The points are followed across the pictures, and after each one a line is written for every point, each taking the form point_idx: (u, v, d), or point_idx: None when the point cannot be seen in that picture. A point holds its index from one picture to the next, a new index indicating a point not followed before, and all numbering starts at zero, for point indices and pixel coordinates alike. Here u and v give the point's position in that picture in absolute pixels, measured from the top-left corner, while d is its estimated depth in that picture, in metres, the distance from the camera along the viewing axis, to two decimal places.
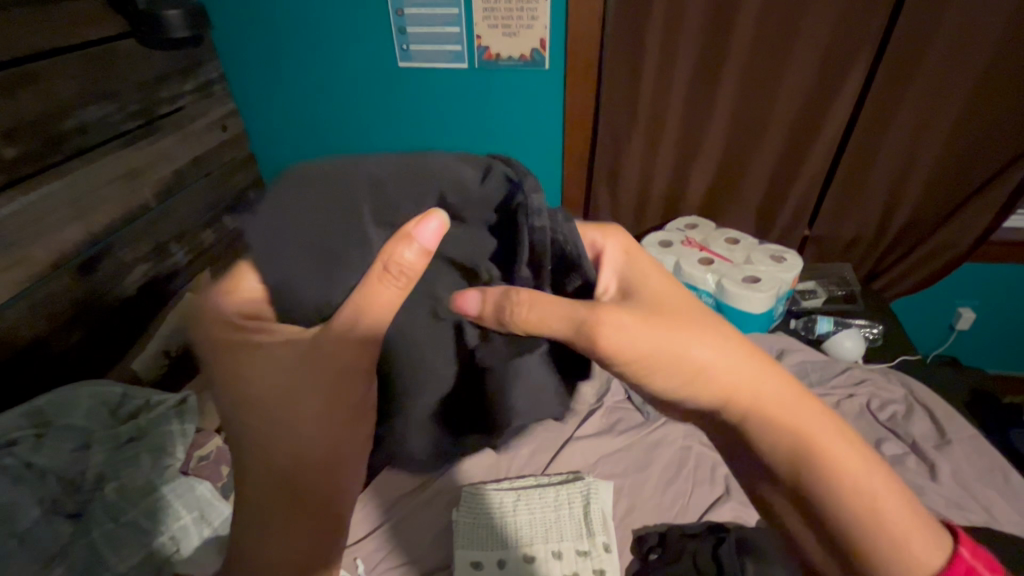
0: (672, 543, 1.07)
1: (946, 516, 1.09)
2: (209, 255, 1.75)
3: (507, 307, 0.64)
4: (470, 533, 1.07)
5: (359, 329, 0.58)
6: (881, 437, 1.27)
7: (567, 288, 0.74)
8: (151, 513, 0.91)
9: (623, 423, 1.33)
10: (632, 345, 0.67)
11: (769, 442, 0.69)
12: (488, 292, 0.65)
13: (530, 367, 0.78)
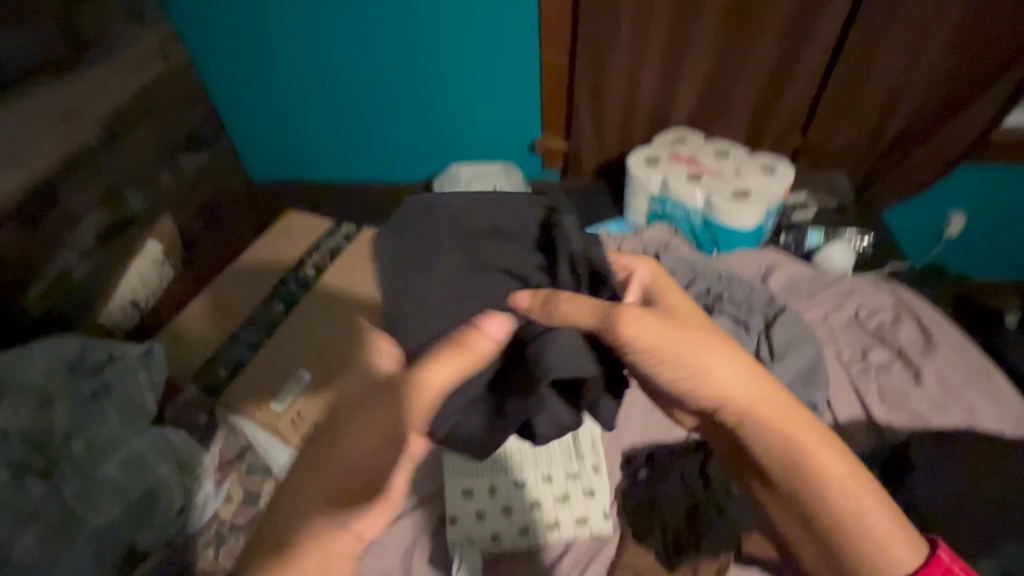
0: (661, 461, 1.08)
1: (927, 418, 1.11)
2: (172, 197, 1.62)
3: (549, 301, 0.69)
4: (459, 463, 1.05)
5: (440, 370, 0.65)
6: (868, 346, 1.27)
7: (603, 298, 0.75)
8: (123, 466, 0.87)
9: None
10: (643, 338, 0.67)
11: (760, 439, 0.69)
12: (535, 291, 0.73)
13: (566, 345, 0.67)
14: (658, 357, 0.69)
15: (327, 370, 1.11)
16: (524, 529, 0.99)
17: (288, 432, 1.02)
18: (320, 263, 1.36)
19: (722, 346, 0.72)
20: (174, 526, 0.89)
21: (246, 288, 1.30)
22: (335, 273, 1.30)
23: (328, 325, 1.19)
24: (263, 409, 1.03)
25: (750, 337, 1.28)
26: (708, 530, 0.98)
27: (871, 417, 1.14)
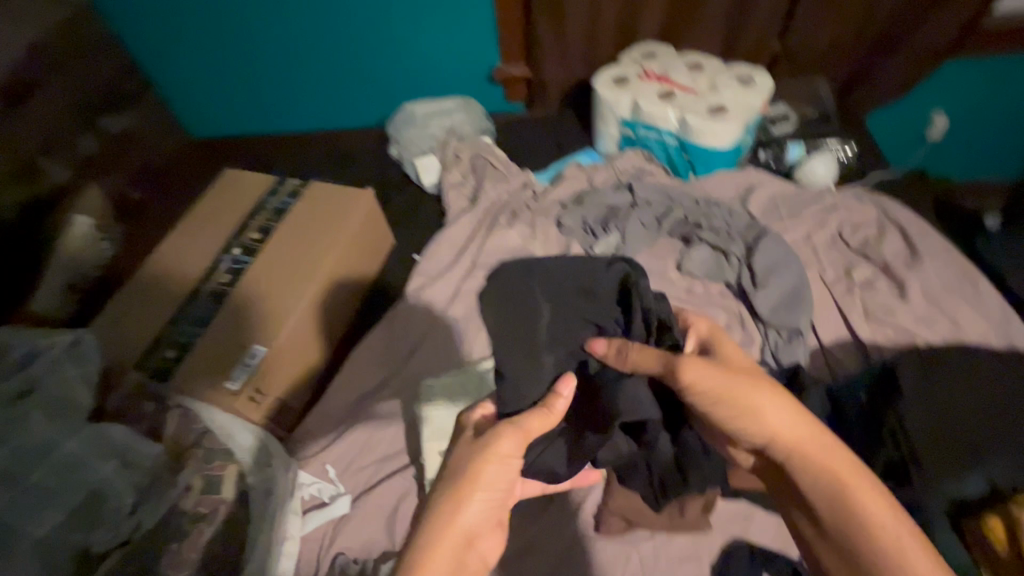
0: None
1: (912, 333, 1.07)
2: (100, 166, 1.46)
3: (623, 349, 0.78)
4: (435, 425, 1.02)
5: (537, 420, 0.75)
6: (852, 263, 1.22)
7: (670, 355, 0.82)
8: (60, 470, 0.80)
9: None
10: (707, 385, 0.69)
11: (803, 479, 0.65)
12: (610, 340, 0.81)
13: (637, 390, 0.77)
14: (715, 401, 0.69)
15: (282, 347, 1.07)
16: None
17: (245, 410, 1.00)
18: (268, 224, 1.24)
19: (774, 391, 0.69)
20: (126, 525, 0.83)
21: (188, 258, 1.19)
22: (284, 239, 1.21)
23: (280, 296, 1.13)
24: (217, 390, 0.99)
25: (731, 265, 1.23)
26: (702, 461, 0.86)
27: (856, 338, 1.10)
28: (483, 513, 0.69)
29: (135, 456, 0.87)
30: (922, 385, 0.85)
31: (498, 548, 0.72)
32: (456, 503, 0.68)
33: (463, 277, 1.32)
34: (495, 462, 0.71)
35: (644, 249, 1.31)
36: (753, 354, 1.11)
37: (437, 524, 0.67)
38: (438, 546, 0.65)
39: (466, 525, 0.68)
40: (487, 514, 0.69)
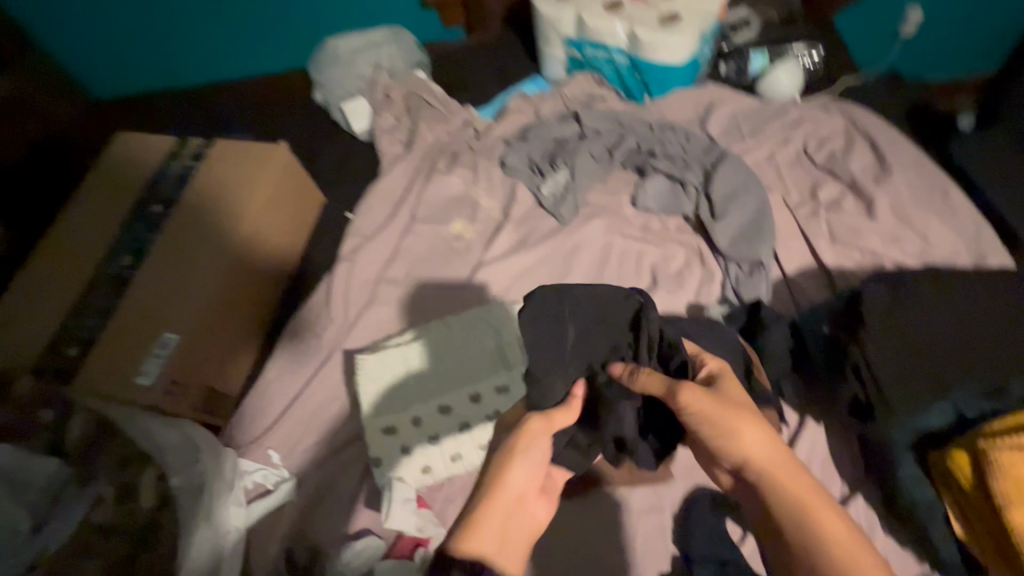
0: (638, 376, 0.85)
1: (879, 253, 1.00)
2: None
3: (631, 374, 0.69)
4: (377, 398, 0.95)
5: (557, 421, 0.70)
6: (819, 182, 1.12)
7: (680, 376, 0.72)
8: None
9: (535, 234, 1.17)
10: (695, 410, 0.63)
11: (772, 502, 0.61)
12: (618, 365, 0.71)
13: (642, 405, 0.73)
14: (699, 423, 0.63)
15: (198, 330, 0.97)
16: (457, 456, 0.91)
17: (169, 405, 0.91)
18: (168, 194, 1.09)
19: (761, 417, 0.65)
20: (29, 548, 0.79)
21: (80, 243, 1.05)
22: (187, 209, 1.07)
23: (189, 275, 1.01)
24: (129, 388, 0.89)
25: (688, 196, 1.13)
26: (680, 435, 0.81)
27: (821, 264, 1.02)
28: (525, 477, 0.66)
29: (27, 474, 0.82)
30: (888, 312, 0.78)
31: (548, 512, 0.70)
32: (502, 470, 0.66)
33: (402, 233, 1.20)
34: (522, 441, 0.67)
35: (595, 186, 1.20)
36: (714, 291, 1.04)
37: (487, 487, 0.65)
38: (492, 505, 0.64)
39: (514, 485, 0.65)
40: (526, 487, 0.66)
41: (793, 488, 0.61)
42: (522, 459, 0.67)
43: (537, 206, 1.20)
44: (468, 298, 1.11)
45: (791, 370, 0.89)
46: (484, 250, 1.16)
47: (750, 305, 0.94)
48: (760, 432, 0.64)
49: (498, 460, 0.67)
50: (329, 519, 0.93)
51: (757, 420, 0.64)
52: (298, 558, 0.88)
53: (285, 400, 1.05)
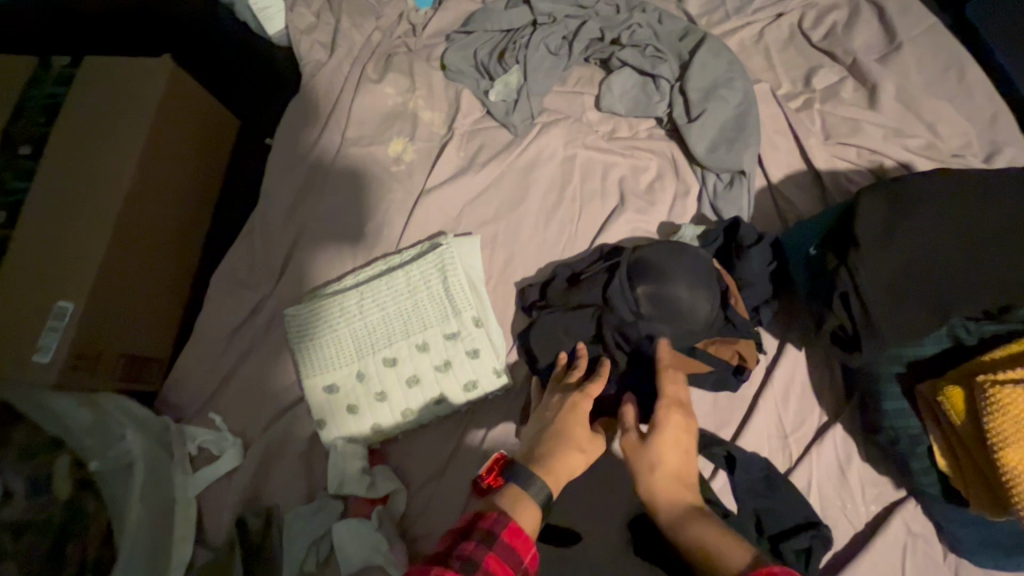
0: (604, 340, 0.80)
1: (880, 151, 0.86)
2: None
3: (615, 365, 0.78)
4: (317, 355, 0.85)
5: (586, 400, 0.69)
6: (815, 65, 0.94)
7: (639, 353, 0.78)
8: None
9: (486, 150, 1.01)
10: (628, 438, 0.64)
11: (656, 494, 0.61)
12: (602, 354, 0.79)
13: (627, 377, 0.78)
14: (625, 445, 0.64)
15: (97, 293, 0.83)
16: (409, 412, 0.82)
17: (77, 381, 0.81)
18: (37, 132, 0.91)
19: (679, 425, 0.63)
20: None
21: None
22: (64, 145, 0.89)
23: (78, 228, 0.85)
24: (28, 366, 0.78)
25: (660, 95, 0.95)
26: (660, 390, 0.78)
27: (812, 167, 0.89)
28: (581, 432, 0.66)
29: None
30: (891, 230, 0.66)
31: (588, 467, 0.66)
32: (565, 423, 0.66)
33: (331, 160, 1.03)
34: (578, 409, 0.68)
35: (553, 87, 1.01)
36: (689, 207, 0.91)
37: (554, 451, 0.63)
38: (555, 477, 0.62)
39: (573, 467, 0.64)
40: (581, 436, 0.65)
41: (669, 497, 0.60)
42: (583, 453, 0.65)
43: (485, 116, 1.03)
44: (411, 234, 0.97)
45: (770, 296, 0.80)
46: (427, 174, 1.01)
47: (729, 223, 0.82)
48: (648, 473, 0.62)
49: (569, 433, 0.65)
50: (283, 478, 0.88)
51: (653, 465, 0.62)
52: (251, 523, 0.84)
53: (219, 358, 0.95)
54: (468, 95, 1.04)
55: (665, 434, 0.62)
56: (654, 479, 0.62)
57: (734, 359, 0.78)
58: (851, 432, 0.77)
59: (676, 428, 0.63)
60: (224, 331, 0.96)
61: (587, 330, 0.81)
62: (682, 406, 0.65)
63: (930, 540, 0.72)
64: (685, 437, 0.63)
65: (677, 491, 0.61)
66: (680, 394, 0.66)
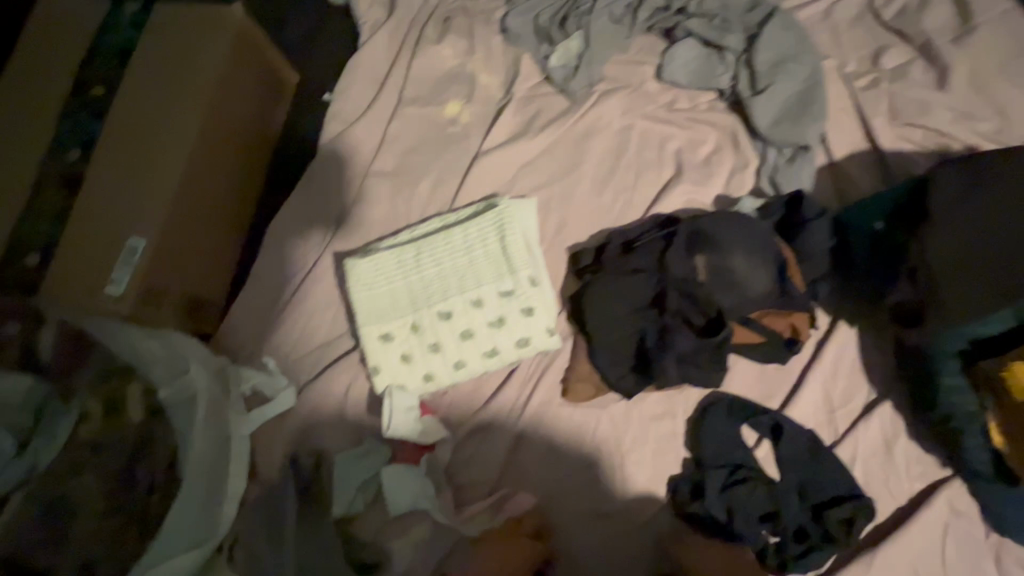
0: (663, 304, 0.80)
1: (946, 134, 0.86)
2: None
3: (672, 328, 0.78)
4: (373, 304, 0.87)
5: (548, 460, 0.84)
6: (883, 44, 0.93)
7: (696, 321, 0.79)
8: None
9: (543, 116, 1.01)
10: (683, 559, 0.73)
11: None
12: (659, 317, 0.80)
13: (684, 341, 0.78)
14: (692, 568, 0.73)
15: (165, 232, 0.86)
16: (460, 364, 0.84)
17: (144, 313, 0.85)
18: (111, 75, 0.92)
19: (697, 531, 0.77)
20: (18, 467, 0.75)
21: (13, 133, 0.88)
22: (135, 87, 0.91)
23: (148, 168, 0.87)
24: (100, 296, 0.82)
25: (725, 66, 0.94)
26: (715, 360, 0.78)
27: (875, 146, 0.88)
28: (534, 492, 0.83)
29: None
30: (959, 205, 0.67)
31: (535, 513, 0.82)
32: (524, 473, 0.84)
33: (388, 118, 1.04)
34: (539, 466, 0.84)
35: (613, 55, 1.01)
36: (748, 181, 0.91)
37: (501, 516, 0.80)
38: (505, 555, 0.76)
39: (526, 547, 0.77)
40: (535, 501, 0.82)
41: None
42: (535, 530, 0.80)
43: (544, 82, 1.03)
44: (465, 195, 0.98)
45: (828, 272, 0.80)
46: (483, 136, 1.01)
47: (791, 196, 0.81)
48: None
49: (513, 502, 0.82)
50: (333, 422, 0.91)
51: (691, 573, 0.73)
52: (302, 462, 0.87)
53: (274, 306, 0.98)
54: (526, 60, 1.04)
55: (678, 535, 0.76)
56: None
57: (786, 330, 0.79)
58: (899, 410, 0.78)
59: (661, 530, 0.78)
60: (279, 279, 0.99)
61: (645, 295, 0.81)
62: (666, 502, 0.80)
63: (972, 519, 0.73)
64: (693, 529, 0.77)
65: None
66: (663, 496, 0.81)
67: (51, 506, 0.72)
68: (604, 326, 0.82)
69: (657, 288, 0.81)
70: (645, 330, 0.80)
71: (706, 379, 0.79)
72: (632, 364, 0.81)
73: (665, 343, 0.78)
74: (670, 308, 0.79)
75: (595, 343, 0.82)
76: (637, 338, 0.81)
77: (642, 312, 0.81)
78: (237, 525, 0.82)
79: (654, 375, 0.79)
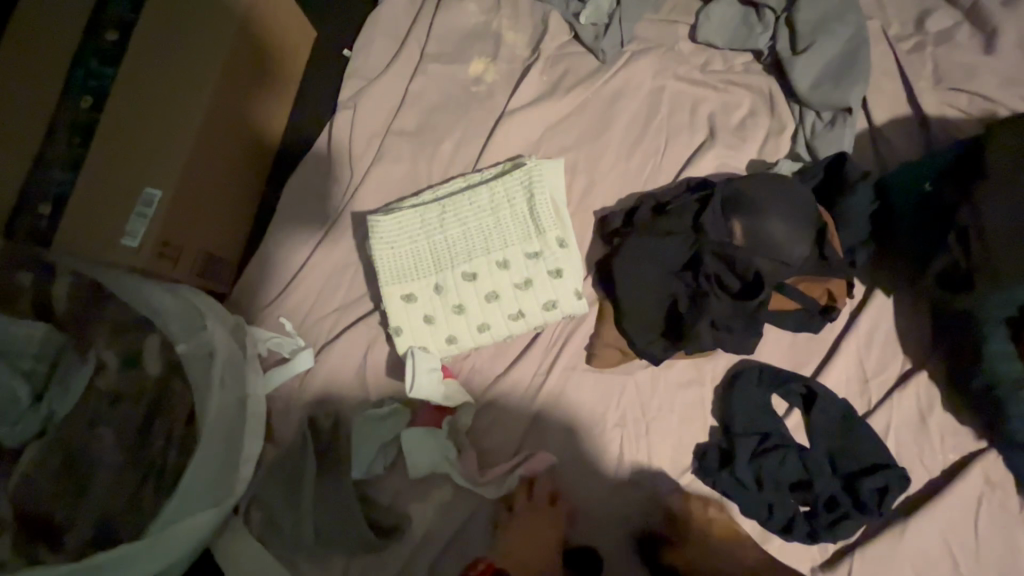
0: (698, 267, 0.78)
1: (991, 100, 0.83)
2: None
3: (707, 293, 0.76)
4: (396, 263, 0.85)
5: (571, 427, 0.82)
6: (929, 6, 0.89)
7: (732, 285, 0.76)
8: None
9: (570, 75, 0.97)
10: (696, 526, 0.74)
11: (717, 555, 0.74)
12: (693, 281, 0.78)
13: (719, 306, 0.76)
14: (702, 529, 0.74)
15: (183, 184, 0.84)
16: (486, 327, 0.83)
17: (161, 268, 0.82)
18: (123, 17, 0.87)
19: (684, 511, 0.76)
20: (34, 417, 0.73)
21: (19, 74, 0.83)
22: (148, 31, 0.86)
23: (164, 118, 0.84)
24: (114, 246, 0.78)
25: (763, 25, 0.91)
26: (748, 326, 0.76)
27: (918, 112, 0.85)
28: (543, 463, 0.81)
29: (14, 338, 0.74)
30: (1020, 167, 0.64)
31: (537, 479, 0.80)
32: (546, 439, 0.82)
33: (409, 76, 1.01)
34: (562, 434, 0.82)
35: (645, 14, 0.97)
36: (783, 145, 0.88)
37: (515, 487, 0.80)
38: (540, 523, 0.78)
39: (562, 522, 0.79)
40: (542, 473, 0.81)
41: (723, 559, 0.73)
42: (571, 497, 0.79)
43: (572, 40, 0.99)
44: (488, 156, 0.95)
45: (868, 239, 0.77)
46: (509, 95, 0.98)
47: (833, 159, 0.79)
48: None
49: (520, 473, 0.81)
50: (351, 385, 0.89)
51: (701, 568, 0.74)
52: (320, 423, 0.85)
53: (290, 266, 0.95)
54: (553, 17, 1.00)
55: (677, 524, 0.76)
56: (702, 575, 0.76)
57: (822, 297, 0.77)
58: (936, 380, 0.76)
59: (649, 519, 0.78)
60: (295, 240, 0.96)
61: (677, 258, 0.79)
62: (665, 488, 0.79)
63: (1006, 492, 0.72)
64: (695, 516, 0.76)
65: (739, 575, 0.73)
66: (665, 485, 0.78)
67: (71, 454, 0.72)
68: (635, 291, 0.79)
69: (692, 250, 0.78)
70: (675, 294, 0.79)
71: (740, 345, 0.77)
72: (662, 328, 0.79)
73: (697, 307, 0.77)
74: (706, 270, 0.77)
75: (624, 308, 0.80)
76: (668, 302, 0.79)
77: (673, 276, 0.79)
78: (258, 479, 0.83)
79: (686, 341, 0.77)
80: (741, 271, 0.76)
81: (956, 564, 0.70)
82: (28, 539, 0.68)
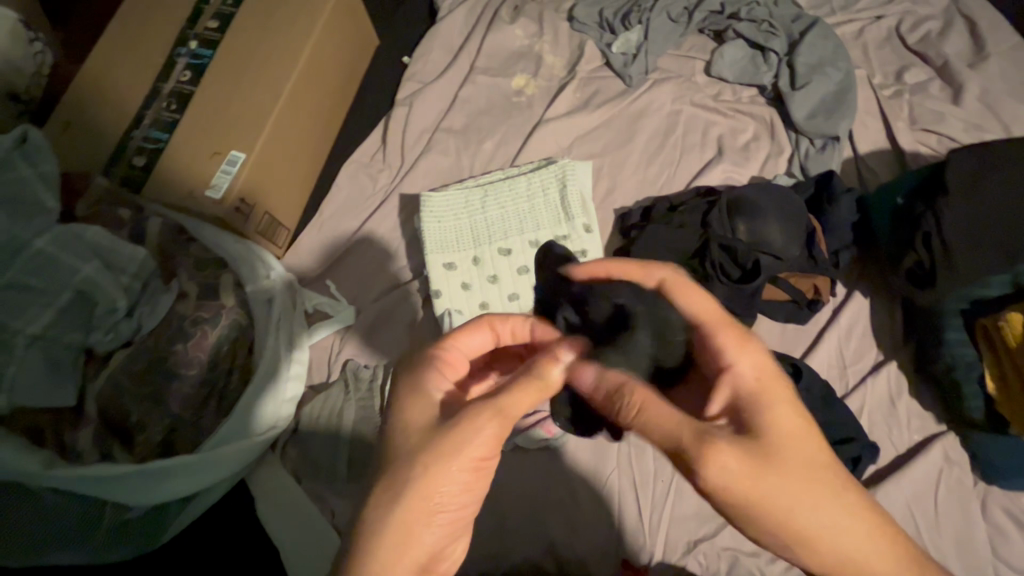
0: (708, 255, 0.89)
1: (957, 142, 0.98)
2: None
3: (712, 278, 0.88)
4: (439, 236, 0.97)
5: None
6: (906, 64, 1.06)
7: (734, 272, 0.88)
8: (36, 271, 0.77)
9: (601, 95, 1.12)
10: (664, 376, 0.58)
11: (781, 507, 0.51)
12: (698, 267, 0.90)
13: (720, 289, 0.88)
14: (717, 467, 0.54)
15: (263, 151, 0.95)
16: (514, 295, 0.94)
17: (235, 220, 0.93)
18: (225, 10, 1.00)
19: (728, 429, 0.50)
20: (125, 328, 0.83)
21: (137, 45, 0.96)
22: (247, 21, 1.00)
23: (255, 92, 0.96)
24: (201, 199, 0.90)
25: (768, 65, 1.07)
26: (745, 307, 0.88)
27: (896, 147, 1.00)
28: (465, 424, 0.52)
29: (117, 256, 0.82)
30: (974, 185, 0.78)
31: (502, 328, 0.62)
32: None
33: (459, 84, 1.15)
34: None
35: (668, 49, 1.13)
36: (781, 166, 1.03)
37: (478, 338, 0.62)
38: (403, 522, 0.50)
39: (435, 537, 0.51)
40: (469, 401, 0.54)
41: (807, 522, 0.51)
42: (493, 411, 0.51)
43: (604, 66, 1.14)
44: (525, 156, 1.08)
45: (850, 243, 0.91)
46: (545, 107, 1.12)
47: (821, 176, 0.93)
48: (811, 546, 0.52)
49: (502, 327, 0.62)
50: (387, 342, 0.99)
51: (810, 533, 0.51)
52: (360, 374, 0.95)
53: (341, 237, 1.06)
54: (588, 46, 1.15)
55: (771, 461, 0.50)
56: (798, 543, 0.52)
57: (811, 291, 0.89)
58: (905, 370, 0.87)
59: (748, 454, 0.50)
60: (345, 215, 1.08)
61: (689, 245, 0.91)
62: (761, 387, 0.53)
63: (964, 469, 0.82)
64: (804, 429, 0.52)
65: (857, 531, 0.51)
66: (739, 366, 0.54)
67: (154, 365, 0.82)
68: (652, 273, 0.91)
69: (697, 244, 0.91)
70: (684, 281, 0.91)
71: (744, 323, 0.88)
72: None
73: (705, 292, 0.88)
74: (712, 259, 0.88)
75: None
76: None
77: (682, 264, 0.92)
78: (300, 417, 0.92)
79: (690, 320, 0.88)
80: (741, 261, 0.87)
81: (919, 528, 0.79)
82: (105, 436, 0.79)
